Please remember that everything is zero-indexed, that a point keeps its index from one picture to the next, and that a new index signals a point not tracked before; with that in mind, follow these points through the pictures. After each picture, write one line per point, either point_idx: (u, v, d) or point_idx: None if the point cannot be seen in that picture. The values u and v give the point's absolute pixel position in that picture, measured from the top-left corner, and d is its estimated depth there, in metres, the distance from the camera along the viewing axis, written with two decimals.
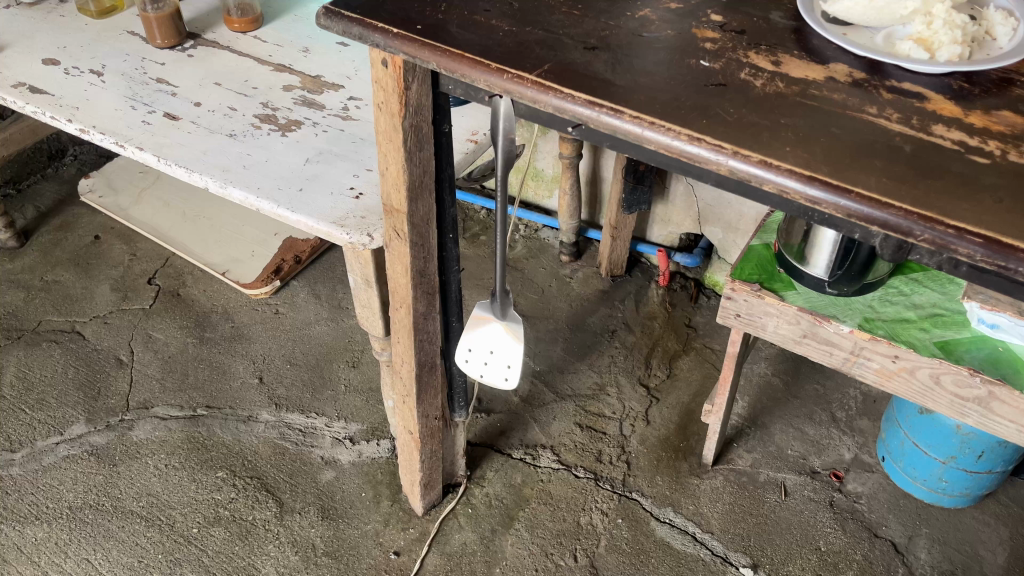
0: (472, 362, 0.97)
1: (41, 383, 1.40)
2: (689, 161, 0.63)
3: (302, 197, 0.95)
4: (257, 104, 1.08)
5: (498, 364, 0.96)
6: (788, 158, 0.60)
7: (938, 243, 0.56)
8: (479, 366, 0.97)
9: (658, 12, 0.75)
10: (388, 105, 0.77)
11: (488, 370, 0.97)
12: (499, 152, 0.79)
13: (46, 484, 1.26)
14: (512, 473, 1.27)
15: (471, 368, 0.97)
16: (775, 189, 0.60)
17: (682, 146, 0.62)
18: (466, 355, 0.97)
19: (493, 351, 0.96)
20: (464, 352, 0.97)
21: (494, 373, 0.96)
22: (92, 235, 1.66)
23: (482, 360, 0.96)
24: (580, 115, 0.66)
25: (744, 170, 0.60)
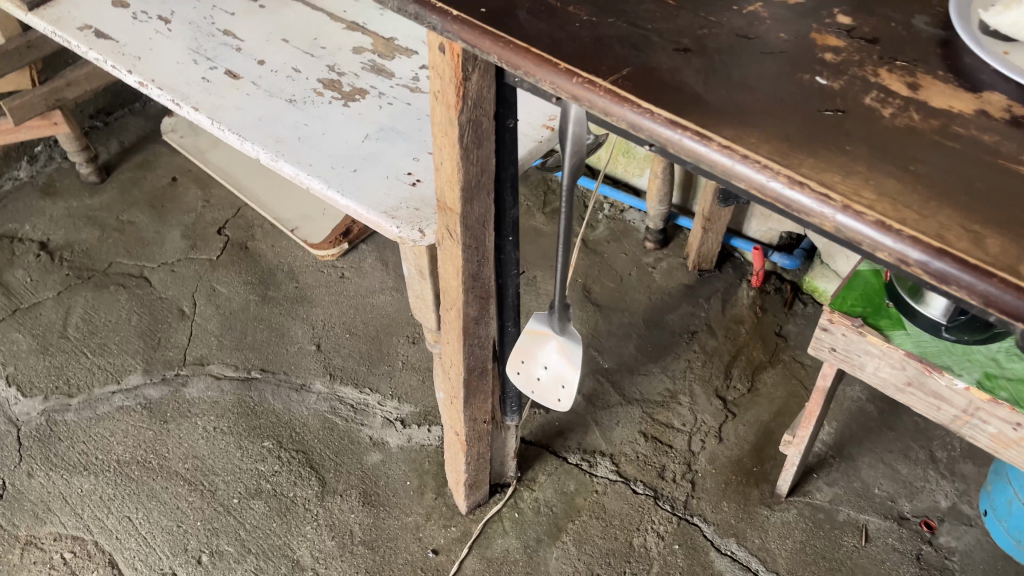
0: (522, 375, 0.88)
1: (104, 327, 1.39)
2: (787, 208, 0.51)
3: (355, 179, 0.86)
4: (323, 66, 1.00)
5: (551, 382, 0.87)
6: (913, 219, 0.47)
7: None
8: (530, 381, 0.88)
9: (772, 9, 0.62)
10: (444, 96, 0.67)
11: (539, 386, 0.88)
12: (568, 159, 0.69)
13: (98, 434, 1.25)
14: (566, 480, 1.19)
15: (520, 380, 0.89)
16: (893, 259, 0.47)
17: (780, 189, 0.50)
18: (517, 370, 0.89)
19: (546, 369, 0.87)
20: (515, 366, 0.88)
21: (545, 391, 0.87)
22: (170, 177, 1.64)
23: (534, 375, 0.88)
24: (660, 136, 0.54)
25: (854, 230, 0.48)
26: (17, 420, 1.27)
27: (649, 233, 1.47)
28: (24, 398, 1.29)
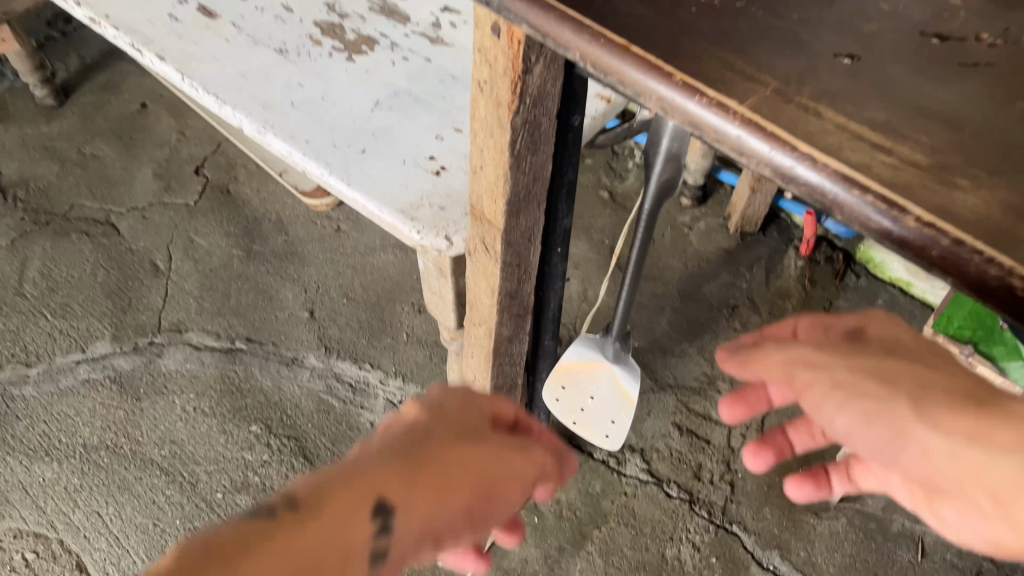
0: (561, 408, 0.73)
1: (66, 284, 1.22)
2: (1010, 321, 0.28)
3: (364, 163, 0.69)
4: (321, 6, 0.81)
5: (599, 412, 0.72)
6: None
7: None
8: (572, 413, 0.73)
9: None
10: (493, 92, 0.50)
11: (583, 418, 0.73)
12: (647, 194, 0.53)
13: (62, 413, 1.11)
14: (591, 479, 1.07)
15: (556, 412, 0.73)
16: None
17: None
18: (553, 401, 0.72)
19: (592, 400, 0.72)
20: (553, 395, 0.72)
21: (591, 423, 0.73)
22: (139, 102, 1.44)
23: (577, 406, 0.73)
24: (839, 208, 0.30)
25: None
26: None
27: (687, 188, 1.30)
28: None
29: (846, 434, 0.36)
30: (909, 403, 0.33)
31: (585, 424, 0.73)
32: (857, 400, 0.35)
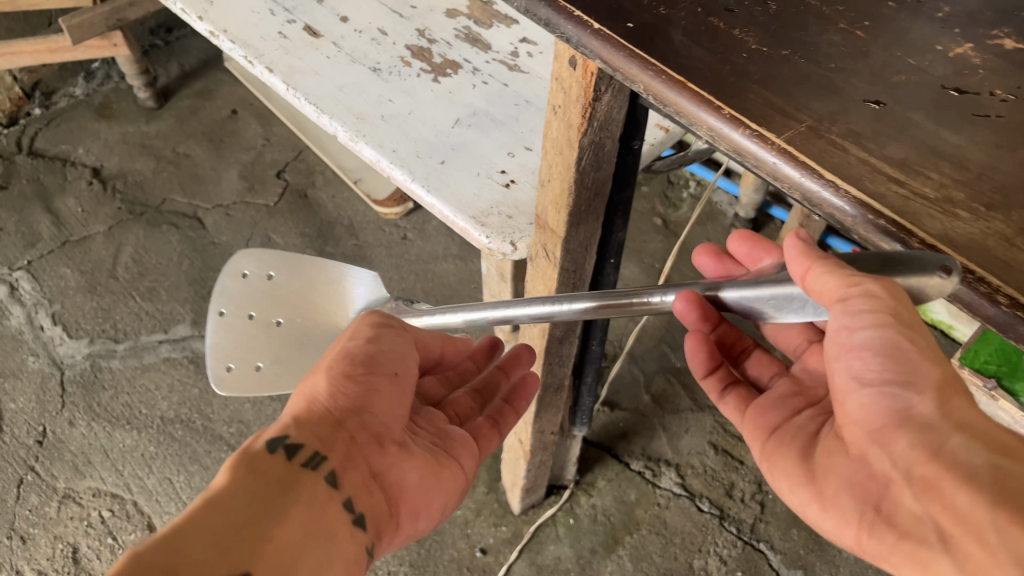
0: (257, 318, 0.70)
1: (154, 270, 1.32)
2: None
3: (442, 173, 0.77)
4: (412, 30, 0.89)
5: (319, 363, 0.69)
6: None
7: None
8: (235, 299, 0.71)
9: (984, 51, 0.50)
10: (567, 115, 0.58)
11: (255, 351, 0.69)
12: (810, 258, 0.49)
13: (143, 385, 1.21)
14: (626, 488, 1.13)
15: (251, 286, 0.71)
16: None
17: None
18: (270, 271, 0.72)
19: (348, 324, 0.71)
20: (245, 262, 0.72)
21: (264, 379, 0.67)
22: (229, 108, 1.56)
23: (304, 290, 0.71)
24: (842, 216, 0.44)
25: None
26: (63, 363, 1.23)
27: (738, 221, 1.39)
28: (70, 339, 1.25)
29: (848, 353, 0.45)
30: (934, 382, 0.42)
31: (261, 371, 0.68)
32: (883, 343, 0.43)
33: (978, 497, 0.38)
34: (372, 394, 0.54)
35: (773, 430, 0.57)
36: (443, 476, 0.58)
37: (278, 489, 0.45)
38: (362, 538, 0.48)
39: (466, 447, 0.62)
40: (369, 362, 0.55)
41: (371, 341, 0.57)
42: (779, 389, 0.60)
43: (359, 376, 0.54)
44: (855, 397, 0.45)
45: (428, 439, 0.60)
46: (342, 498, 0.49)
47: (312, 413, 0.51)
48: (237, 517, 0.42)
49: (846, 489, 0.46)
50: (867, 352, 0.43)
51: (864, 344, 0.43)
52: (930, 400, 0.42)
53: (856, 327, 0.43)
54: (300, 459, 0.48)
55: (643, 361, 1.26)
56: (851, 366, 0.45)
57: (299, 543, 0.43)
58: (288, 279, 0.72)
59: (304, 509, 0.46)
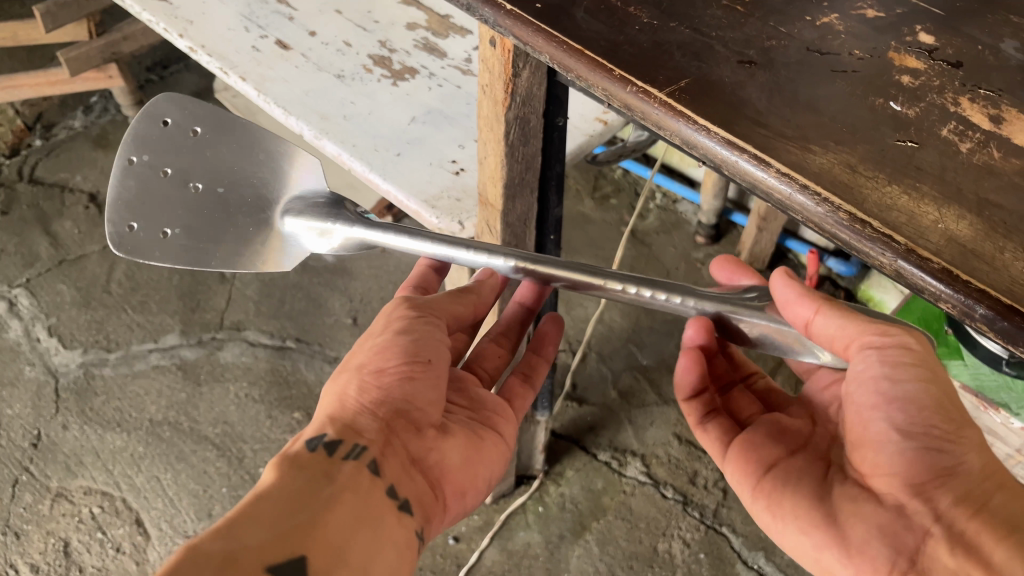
0: (172, 177, 0.68)
1: (145, 284, 1.39)
2: None
3: (398, 164, 0.84)
4: (374, 42, 0.97)
5: (230, 241, 0.68)
6: None
7: (958, 309, 0.43)
8: (152, 149, 0.68)
9: (847, 20, 0.57)
10: (492, 92, 0.65)
11: (161, 216, 0.67)
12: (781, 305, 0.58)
13: (133, 391, 1.27)
14: (594, 477, 1.18)
15: (171, 138, 0.68)
16: None
17: (801, 203, 0.48)
18: (195, 126, 0.69)
19: (281, 201, 0.68)
20: (167, 109, 0.69)
21: (163, 250, 0.67)
22: None
23: (227, 159, 0.69)
24: (713, 154, 0.51)
25: None
26: (58, 372, 1.29)
27: (702, 228, 1.44)
28: (65, 350, 1.31)
29: (876, 401, 0.53)
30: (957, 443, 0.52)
31: (168, 238, 0.68)
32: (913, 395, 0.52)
33: (1017, 548, 0.47)
34: (407, 382, 0.62)
35: (770, 468, 0.62)
36: (480, 451, 0.67)
37: (325, 479, 0.53)
38: (412, 520, 0.57)
39: (497, 413, 0.72)
40: (409, 351, 0.62)
41: (411, 330, 0.64)
42: (758, 430, 0.66)
43: (400, 365, 0.62)
44: (895, 449, 0.52)
45: (464, 415, 0.69)
46: (387, 483, 0.57)
47: (346, 412, 0.60)
48: (285, 505, 0.49)
49: (877, 538, 0.51)
50: (911, 406, 0.52)
51: (903, 397, 0.52)
52: (973, 452, 0.51)
53: (900, 381, 0.52)
54: (340, 453, 0.56)
55: (611, 359, 1.31)
56: (892, 418, 0.52)
57: (348, 523, 0.51)
58: (212, 138, 0.69)
59: (350, 494, 0.53)
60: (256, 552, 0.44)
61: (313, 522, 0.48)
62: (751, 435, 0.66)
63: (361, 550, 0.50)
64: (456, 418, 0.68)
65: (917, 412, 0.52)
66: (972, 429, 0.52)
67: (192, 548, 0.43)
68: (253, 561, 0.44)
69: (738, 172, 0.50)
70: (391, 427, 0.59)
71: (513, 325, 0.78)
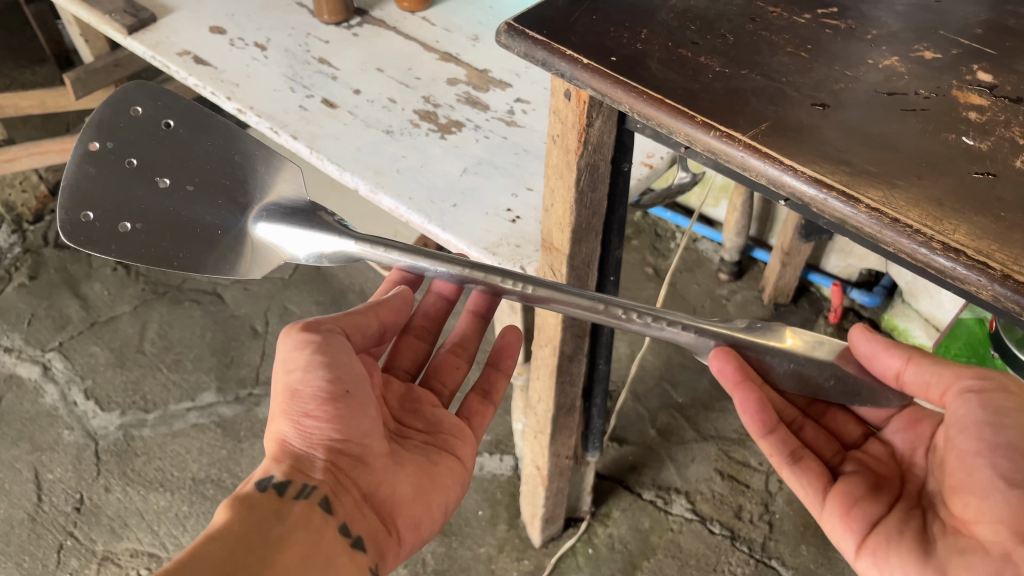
0: (135, 168, 0.71)
1: (179, 343, 1.41)
2: None
3: (454, 214, 0.86)
4: (418, 97, 1.00)
5: (191, 239, 0.71)
6: None
7: None
8: (115, 138, 0.72)
9: (907, 62, 0.61)
10: (565, 141, 0.67)
11: (124, 208, 0.70)
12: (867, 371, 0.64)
13: (174, 450, 1.27)
14: (640, 516, 1.18)
15: (139, 126, 0.73)
16: None
17: (893, 237, 0.50)
18: (168, 120, 0.74)
19: (259, 205, 0.73)
20: (142, 101, 0.74)
21: (128, 242, 0.69)
22: None
23: (195, 157, 0.73)
24: (800, 193, 0.53)
25: None
26: (97, 434, 1.29)
27: (725, 265, 1.47)
28: (102, 412, 1.32)
29: (977, 448, 0.58)
30: None
31: (127, 232, 0.69)
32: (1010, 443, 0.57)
33: None
34: (335, 422, 0.63)
35: (877, 525, 0.62)
36: (436, 474, 0.69)
37: (273, 522, 0.56)
38: (362, 557, 0.59)
39: (453, 434, 0.75)
40: (326, 389, 0.63)
41: (320, 360, 0.63)
42: (853, 482, 0.66)
43: (321, 409, 0.63)
44: (999, 495, 0.55)
45: (419, 439, 0.73)
46: (338, 523, 0.59)
47: (292, 454, 0.62)
48: (237, 547, 0.53)
49: None
50: (1014, 453, 0.56)
51: (1002, 444, 0.57)
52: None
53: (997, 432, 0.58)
54: (290, 493, 0.59)
55: (646, 398, 1.33)
56: (994, 466, 0.57)
57: (299, 562, 0.54)
58: (183, 133, 0.74)
59: (300, 533, 0.56)
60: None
61: (265, 562, 0.52)
62: (846, 485, 0.66)
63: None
64: (411, 445, 0.71)
65: (1019, 459, 0.56)
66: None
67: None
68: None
69: (826, 208, 0.53)
70: (335, 464, 0.62)
71: (470, 337, 0.81)
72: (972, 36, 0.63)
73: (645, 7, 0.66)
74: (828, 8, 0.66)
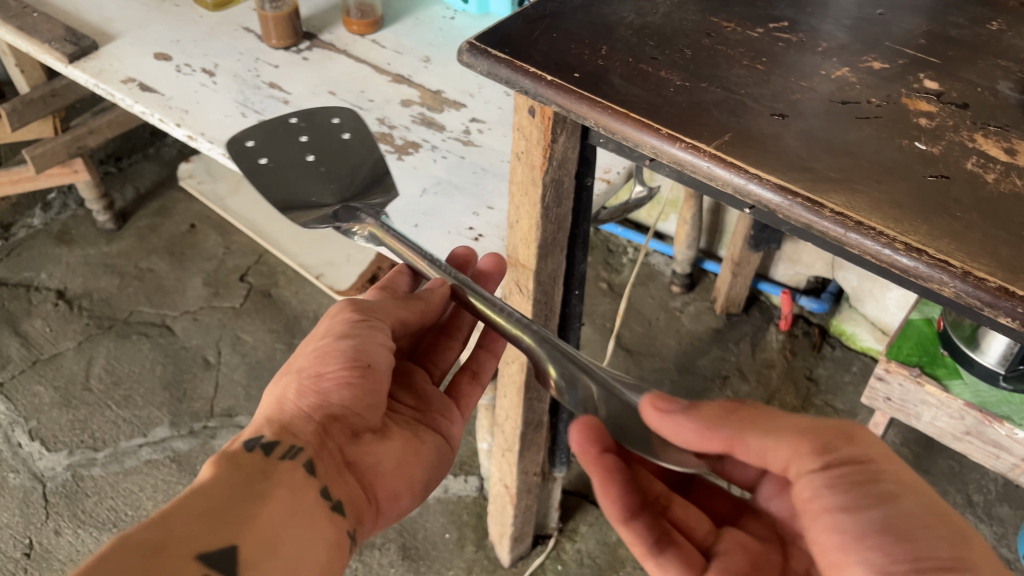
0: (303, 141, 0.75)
1: (128, 378, 1.38)
2: None
3: (417, 234, 0.86)
4: (373, 119, 1.00)
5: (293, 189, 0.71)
6: None
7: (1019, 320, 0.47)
8: (309, 125, 0.77)
9: (857, 72, 0.63)
10: (529, 158, 0.68)
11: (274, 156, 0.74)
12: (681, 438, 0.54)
13: (127, 488, 1.25)
14: (607, 530, 1.19)
15: (326, 129, 0.77)
16: None
17: (857, 239, 0.51)
18: (346, 134, 0.77)
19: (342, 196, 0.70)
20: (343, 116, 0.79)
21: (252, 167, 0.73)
22: (188, 224, 1.65)
23: (344, 157, 0.74)
24: (767, 201, 0.54)
25: None
26: (44, 476, 1.26)
27: (678, 277, 1.49)
28: (49, 453, 1.29)
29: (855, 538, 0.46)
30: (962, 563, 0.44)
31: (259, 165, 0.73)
32: (884, 526, 0.46)
33: None
34: (346, 387, 0.60)
35: None
36: (424, 453, 0.66)
37: (257, 478, 0.53)
38: (342, 522, 0.55)
39: (443, 414, 0.71)
40: (351, 355, 0.61)
41: (358, 333, 0.62)
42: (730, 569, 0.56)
43: (338, 371, 0.60)
44: None
45: (408, 414, 0.69)
46: (320, 485, 0.56)
47: (283, 414, 0.60)
48: (219, 501, 0.50)
49: None
50: (888, 538, 0.45)
51: (874, 528, 0.46)
52: (977, 552, 0.45)
53: (859, 509, 0.47)
54: (277, 453, 0.56)
55: None
56: (870, 561, 0.45)
57: (281, 521, 0.51)
58: (352, 143, 0.75)
59: (283, 491, 0.53)
60: (184, 543, 0.46)
61: (241, 521, 0.49)
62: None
63: (293, 547, 0.51)
64: (399, 420, 0.67)
65: (896, 545, 0.45)
66: (952, 521, 0.47)
67: (124, 540, 0.45)
68: (182, 551, 0.46)
69: (793, 214, 0.54)
70: (327, 430, 0.59)
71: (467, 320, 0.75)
72: (916, 47, 0.66)
73: (602, 25, 0.68)
74: (779, 22, 0.69)
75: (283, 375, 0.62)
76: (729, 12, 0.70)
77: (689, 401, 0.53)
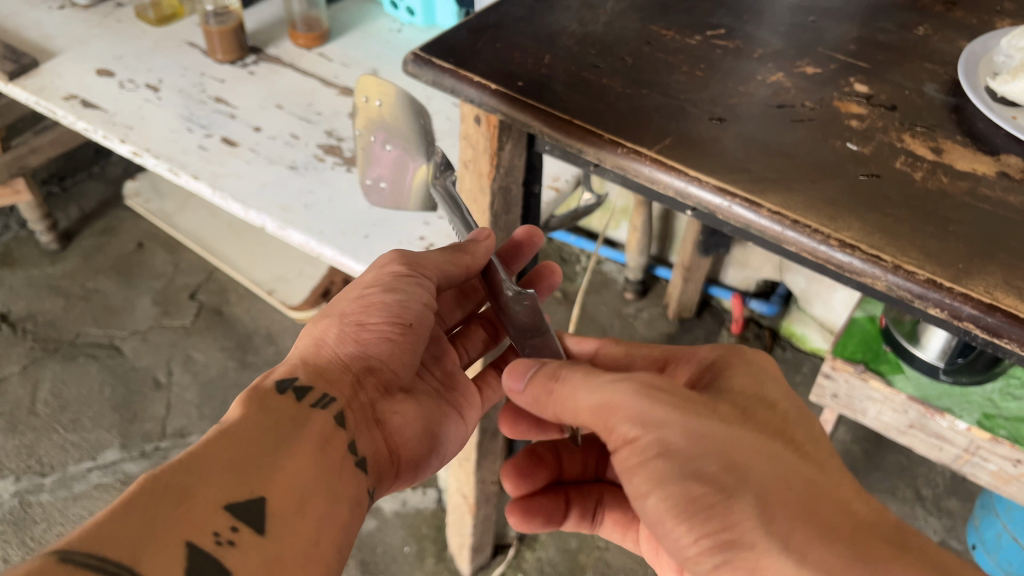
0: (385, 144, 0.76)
1: (75, 401, 1.35)
2: None
3: (367, 245, 0.86)
4: (321, 132, 1.00)
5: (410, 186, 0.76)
6: None
7: (948, 311, 0.49)
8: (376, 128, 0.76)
9: (791, 77, 0.65)
10: (476, 166, 0.69)
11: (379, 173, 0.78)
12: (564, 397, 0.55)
13: (77, 513, 1.22)
14: (567, 537, 1.19)
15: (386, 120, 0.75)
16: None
17: (795, 237, 0.53)
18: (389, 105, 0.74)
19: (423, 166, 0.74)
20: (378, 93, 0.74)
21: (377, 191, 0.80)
22: (135, 242, 1.63)
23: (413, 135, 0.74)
24: (707, 203, 0.56)
25: None
26: None
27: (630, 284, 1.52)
28: None
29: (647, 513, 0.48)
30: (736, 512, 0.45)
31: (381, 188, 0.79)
32: (660, 502, 0.47)
33: None
34: (385, 340, 0.62)
35: None
36: (440, 421, 0.67)
37: (288, 426, 0.52)
38: (365, 478, 0.55)
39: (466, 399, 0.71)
40: (394, 310, 0.62)
41: (405, 286, 0.63)
42: None
43: (378, 322, 0.62)
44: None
45: (434, 384, 0.70)
46: (347, 440, 0.56)
47: (318, 356, 0.61)
48: (251, 444, 0.49)
49: None
50: (666, 519, 0.46)
51: (657, 516, 0.47)
52: (754, 479, 0.45)
53: (642, 497, 0.48)
54: (309, 399, 0.56)
55: None
56: (671, 548, 0.47)
57: (310, 474, 0.50)
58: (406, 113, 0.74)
59: (312, 442, 0.53)
60: (214, 489, 0.45)
61: (272, 468, 0.49)
62: None
63: (320, 498, 0.50)
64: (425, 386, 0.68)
65: (676, 527, 0.46)
66: (732, 454, 0.46)
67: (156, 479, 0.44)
68: (210, 498, 0.45)
69: (738, 213, 0.55)
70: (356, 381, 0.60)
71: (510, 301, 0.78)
72: (847, 52, 0.68)
73: (545, 35, 0.69)
74: (717, 30, 0.71)
75: (322, 318, 0.63)
76: (668, 20, 0.72)
77: (525, 373, 0.56)
